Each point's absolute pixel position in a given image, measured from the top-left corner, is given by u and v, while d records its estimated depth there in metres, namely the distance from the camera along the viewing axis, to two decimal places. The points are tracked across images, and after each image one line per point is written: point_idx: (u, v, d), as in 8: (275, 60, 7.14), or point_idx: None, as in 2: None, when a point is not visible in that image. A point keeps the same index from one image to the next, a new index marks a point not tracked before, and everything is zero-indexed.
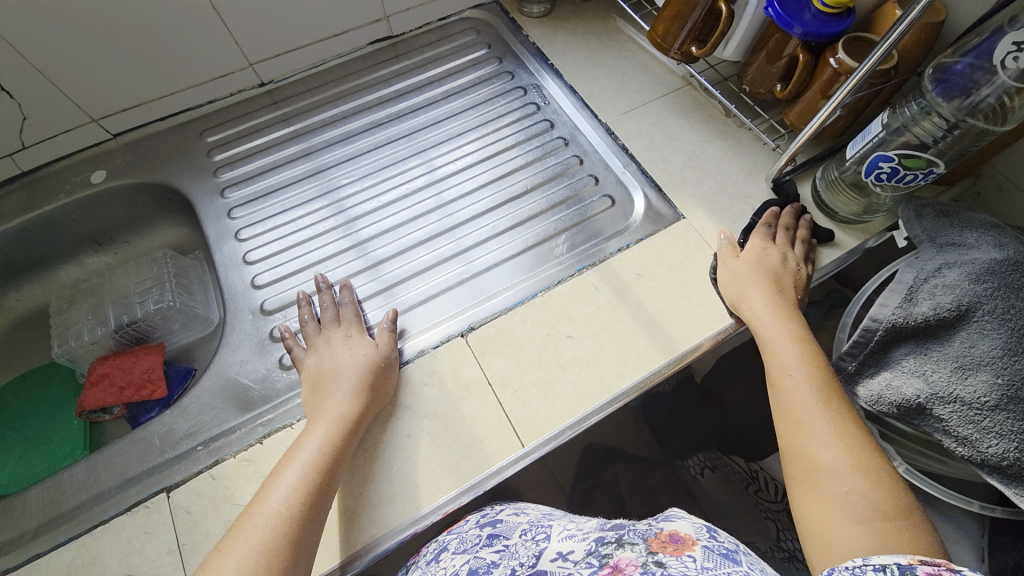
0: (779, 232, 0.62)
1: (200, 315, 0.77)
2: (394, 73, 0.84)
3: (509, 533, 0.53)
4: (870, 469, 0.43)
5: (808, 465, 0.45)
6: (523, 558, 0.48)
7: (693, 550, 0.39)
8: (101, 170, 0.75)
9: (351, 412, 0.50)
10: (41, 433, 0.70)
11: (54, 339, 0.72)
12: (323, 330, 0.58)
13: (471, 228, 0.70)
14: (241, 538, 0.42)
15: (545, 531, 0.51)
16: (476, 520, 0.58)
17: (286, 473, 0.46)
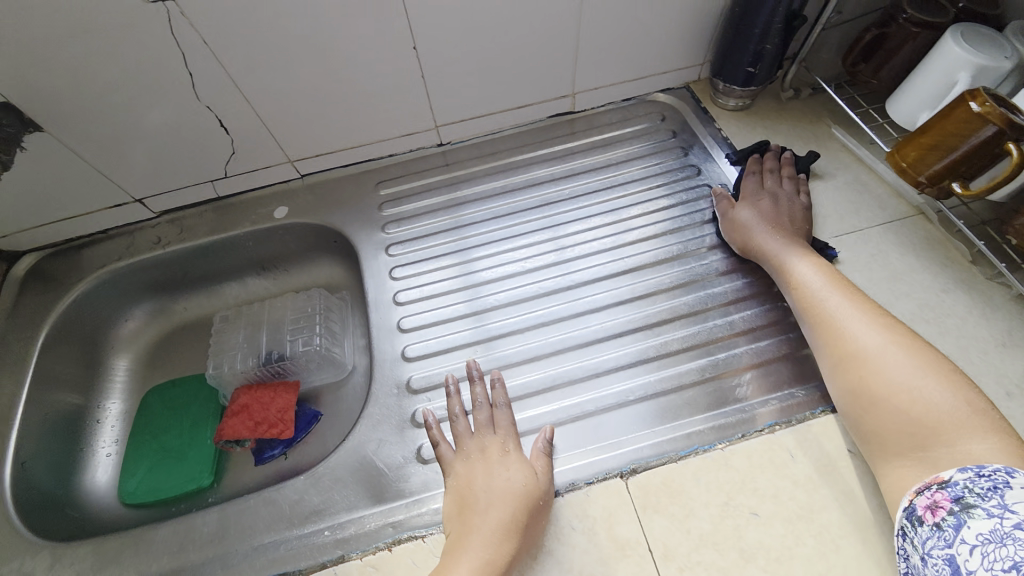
0: (767, 176, 0.69)
1: (338, 361, 0.77)
2: (569, 149, 0.81)
3: None
4: (939, 376, 0.46)
5: (890, 426, 0.46)
6: None
7: None
8: (284, 207, 0.78)
9: (499, 557, 0.44)
10: (176, 448, 0.72)
11: (211, 359, 0.75)
12: (477, 435, 0.54)
13: (639, 342, 0.62)
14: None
15: None
16: None
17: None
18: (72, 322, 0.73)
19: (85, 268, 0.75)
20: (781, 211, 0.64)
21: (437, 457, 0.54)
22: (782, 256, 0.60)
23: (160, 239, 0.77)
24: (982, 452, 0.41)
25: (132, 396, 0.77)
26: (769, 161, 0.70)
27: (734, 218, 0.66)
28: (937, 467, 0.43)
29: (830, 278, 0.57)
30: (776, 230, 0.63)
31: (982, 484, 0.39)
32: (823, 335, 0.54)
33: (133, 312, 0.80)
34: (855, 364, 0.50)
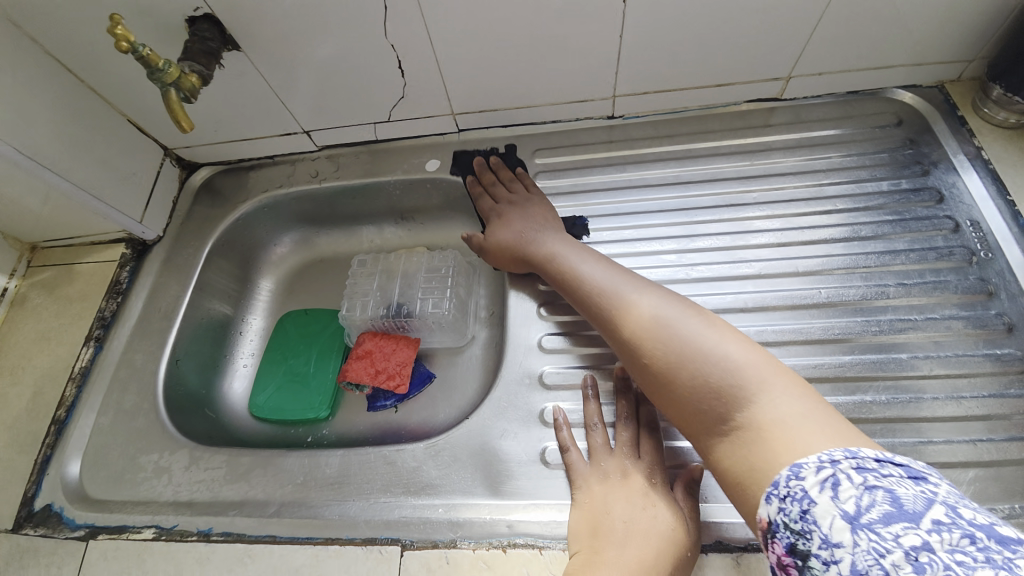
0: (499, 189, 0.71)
1: (459, 327, 0.75)
2: (760, 144, 0.69)
3: None
4: (783, 372, 0.41)
5: (690, 392, 0.44)
6: None
7: None
8: (437, 160, 0.76)
9: None
10: (302, 375, 0.75)
11: (346, 299, 0.76)
12: (616, 453, 0.48)
13: (827, 397, 0.51)
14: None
15: None
16: None
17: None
18: (231, 238, 0.78)
19: (251, 190, 0.80)
20: (529, 215, 0.66)
21: (563, 463, 0.50)
22: (625, 297, 0.52)
23: (316, 173, 0.79)
24: (784, 410, 0.38)
25: (270, 316, 0.82)
26: (488, 176, 0.73)
27: (492, 241, 0.65)
28: (740, 439, 0.39)
29: (615, 271, 0.56)
30: (629, 276, 0.56)
31: (795, 516, 0.32)
32: (605, 318, 0.54)
33: (281, 238, 0.84)
34: (648, 348, 0.48)
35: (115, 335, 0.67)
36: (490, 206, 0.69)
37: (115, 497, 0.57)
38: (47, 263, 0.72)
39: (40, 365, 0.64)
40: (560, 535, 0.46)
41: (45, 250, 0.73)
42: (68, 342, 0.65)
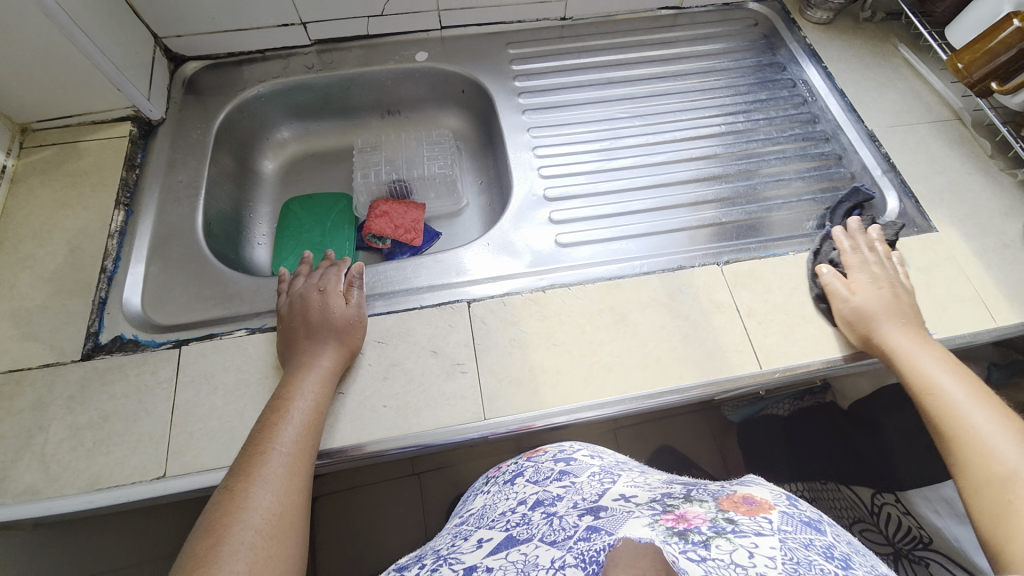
0: (866, 255, 0.65)
1: (455, 192, 0.90)
2: (666, 39, 0.95)
3: (578, 472, 0.68)
4: (1014, 432, 0.50)
5: (990, 472, 0.49)
6: (585, 494, 0.62)
7: (766, 513, 0.50)
8: (424, 52, 0.89)
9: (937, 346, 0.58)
10: (319, 242, 0.85)
11: (359, 168, 0.88)
12: (854, 261, 0.65)
13: (729, 186, 0.81)
14: (263, 483, 0.47)
15: (611, 477, 0.67)
16: (553, 455, 0.74)
17: (284, 440, 0.50)
18: (233, 126, 0.84)
19: (246, 80, 0.85)
20: (891, 294, 0.61)
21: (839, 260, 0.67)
22: (910, 351, 0.57)
23: (311, 66, 0.87)
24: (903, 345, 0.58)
25: (276, 202, 0.89)
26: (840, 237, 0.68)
27: (851, 306, 0.61)
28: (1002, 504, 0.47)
29: (972, 393, 0.54)
30: (905, 325, 0.59)
31: None
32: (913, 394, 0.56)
33: (276, 132, 0.90)
34: (953, 433, 0.52)
35: (145, 200, 0.71)
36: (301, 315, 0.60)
37: (190, 321, 0.63)
38: (43, 143, 0.72)
39: (70, 226, 0.66)
40: (579, 278, 0.67)
41: (35, 132, 0.73)
42: (97, 205, 0.68)
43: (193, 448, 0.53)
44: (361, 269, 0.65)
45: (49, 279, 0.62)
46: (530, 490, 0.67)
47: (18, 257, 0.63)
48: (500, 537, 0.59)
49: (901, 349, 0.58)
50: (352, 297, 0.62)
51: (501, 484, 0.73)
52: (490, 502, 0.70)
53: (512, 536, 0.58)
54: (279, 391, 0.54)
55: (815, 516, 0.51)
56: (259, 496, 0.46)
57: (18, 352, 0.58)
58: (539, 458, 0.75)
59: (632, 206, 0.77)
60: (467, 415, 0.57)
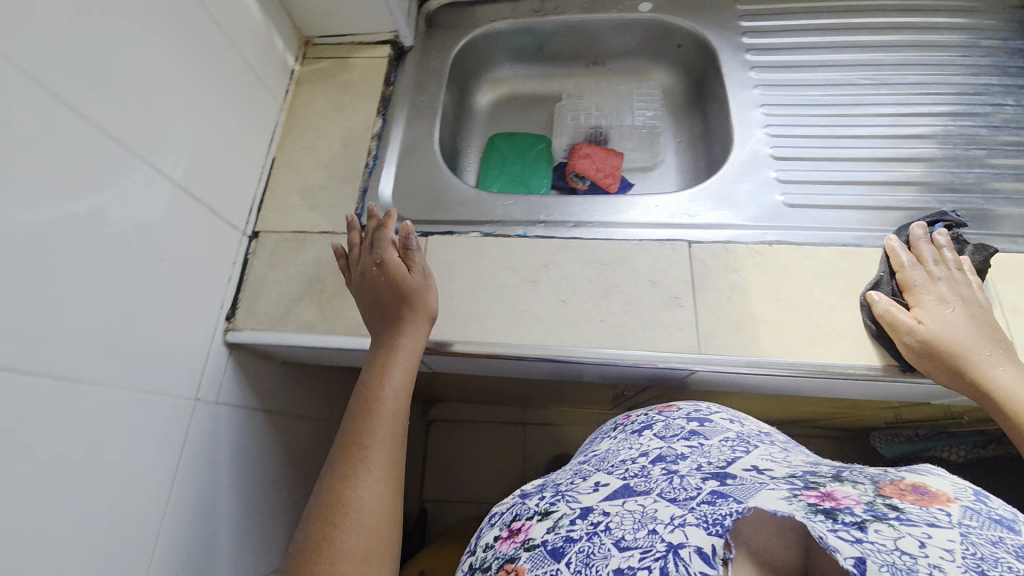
0: (934, 267, 0.58)
1: (653, 147, 0.90)
2: (920, 6, 0.85)
3: (714, 435, 0.48)
4: None
5: None
6: (714, 459, 0.44)
7: (947, 506, 0.33)
8: (649, 2, 0.88)
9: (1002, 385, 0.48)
10: (518, 175, 0.90)
11: (565, 110, 0.95)
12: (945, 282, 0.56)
13: (990, 171, 0.71)
14: (368, 470, 0.48)
15: (746, 446, 0.46)
16: (685, 410, 0.53)
17: (379, 439, 0.49)
18: (462, 61, 0.91)
19: (478, 19, 0.91)
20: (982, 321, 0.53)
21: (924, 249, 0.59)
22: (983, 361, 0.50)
23: (540, 10, 0.90)
24: (1007, 377, 0.49)
25: (482, 135, 0.96)
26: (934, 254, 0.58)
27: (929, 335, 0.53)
28: None
29: None
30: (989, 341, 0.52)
31: None
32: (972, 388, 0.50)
33: (491, 71, 0.96)
34: None
35: (396, 113, 0.80)
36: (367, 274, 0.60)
37: (431, 218, 0.71)
38: (321, 57, 0.83)
39: (340, 126, 0.77)
40: (805, 239, 0.64)
41: (315, 47, 0.85)
42: (362, 112, 0.78)
43: (436, 321, 0.62)
44: (411, 228, 0.60)
45: (326, 166, 0.74)
46: (653, 445, 0.48)
47: (303, 145, 0.76)
48: (616, 485, 0.44)
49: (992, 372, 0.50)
50: (415, 263, 0.60)
51: (620, 436, 0.54)
52: (614, 448, 0.52)
53: (628, 487, 0.43)
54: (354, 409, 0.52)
55: (1016, 518, 0.33)
56: (364, 483, 0.47)
57: (304, 219, 0.70)
58: (669, 412, 0.54)
59: (866, 177, 0.71)
60: (682, 345, 0.58)
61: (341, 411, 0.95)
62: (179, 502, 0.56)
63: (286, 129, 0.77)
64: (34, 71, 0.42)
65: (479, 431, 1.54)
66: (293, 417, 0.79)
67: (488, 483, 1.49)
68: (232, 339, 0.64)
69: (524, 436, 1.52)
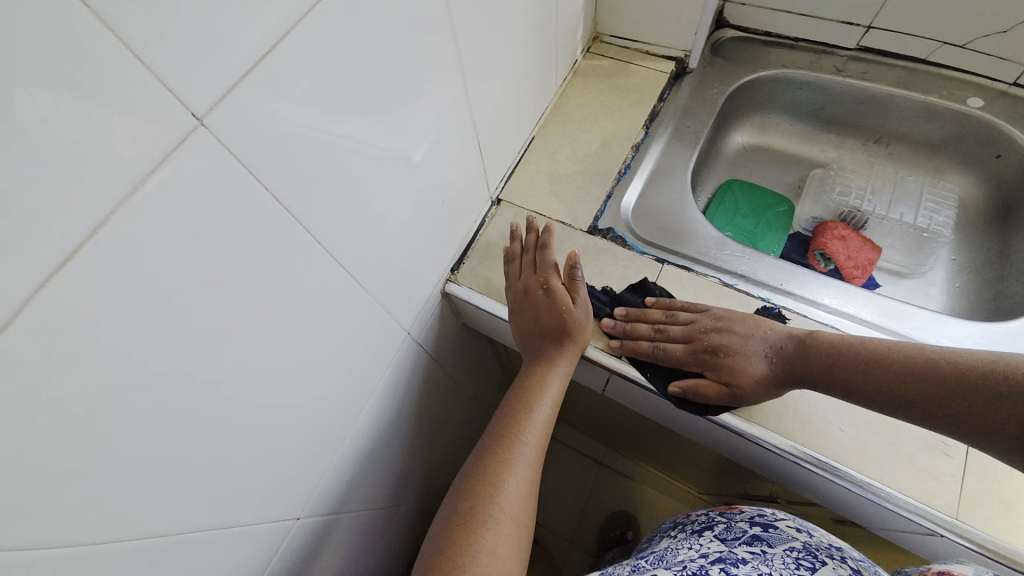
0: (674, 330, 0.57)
1: (925, 258, 0.77)
2: None
3: (777, 540, 0.54)
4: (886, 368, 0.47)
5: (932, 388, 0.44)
6: (773, 565, 0.49)
7: None
8: (979, 99, 0.77)
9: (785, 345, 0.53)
10: (748, 231, 0.84)
11: (830, 184, 0.85)
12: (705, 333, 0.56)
13: None
14: (516, 475, 0.52)
15: (810, 556, 0.50)
16: (749, 516, 0.60)
17: (527, 453, 0.53)
18: (735, 98, 0.86)
19: (768, 61, 0.86)
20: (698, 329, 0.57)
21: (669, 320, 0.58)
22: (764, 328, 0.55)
23: (843, 69, 0.83)
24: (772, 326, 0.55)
25: (720, 177, 0.90)
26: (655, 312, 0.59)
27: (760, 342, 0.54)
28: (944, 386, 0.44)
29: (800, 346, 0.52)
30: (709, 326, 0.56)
31: None
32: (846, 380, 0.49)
33: (755, 116, 0.90)
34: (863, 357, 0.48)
35: (659, 130, 0.78)
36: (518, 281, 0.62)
37: (676, 246, 0.68)
38: (604, 54, 0.85)
39: (605, 125, 0.77)
40: None
41: (602, 43, 0.86)
42: (629, 119, 0.77)
43: None
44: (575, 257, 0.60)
45: (581, 159, 0.74)
46: (713, 546, 0.55)
47: (564, 133, 0.77)
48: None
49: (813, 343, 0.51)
50: (579, 296, 0.59)
51: (684, 537, 0.61)
52: (674, 549, 0.59)
53: None
54: (513, 414, 0.57)
55: None
56: (512, 485, 0.51)
57: (545, 204, 0.71)
58: (732, 515, 0.62)
59: None
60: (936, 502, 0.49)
61: (475, 386, 0.96)
62: (365, 421, 0.59)
63: (552, 113, 0.79)
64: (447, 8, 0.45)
65: (558, 453, 1.50)
66: (450, 378, 0.81)
67: (550, 507, 1.44)
68: (449, 290, 0.66)
69: (600, 479, 1.45)
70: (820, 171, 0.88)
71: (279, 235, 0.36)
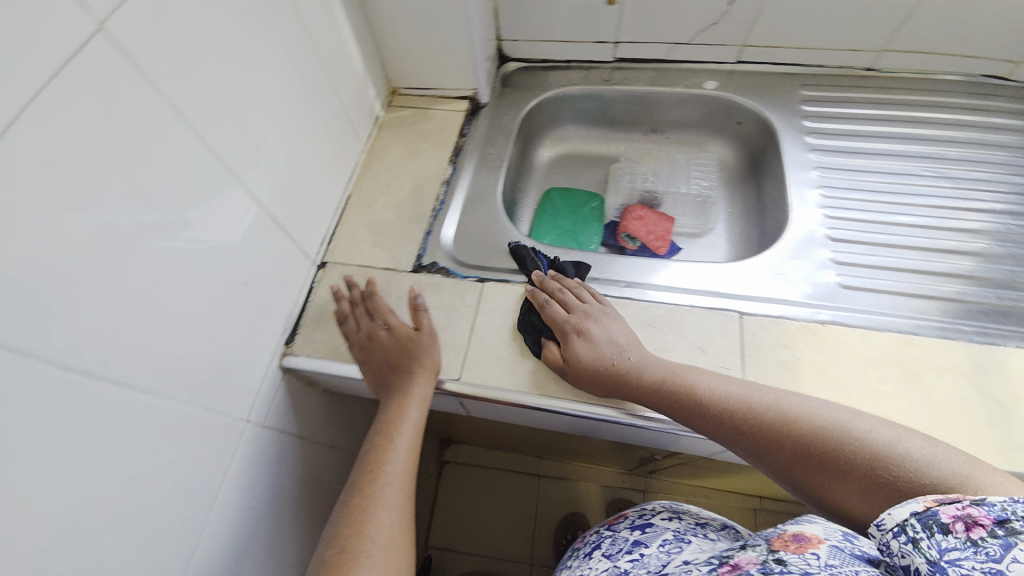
0: (359, 311, 0.67)
1: (702, 219, 0.93)
2: (985, 106, 0.87)
3: (649, 542, 0.63)
4: (745, 396, 0.54)
5: (808, 445, 0.49)
6: (652, 565, 0.59)
7: (816, 548, 0.41)
8: (714, 81, 0.93)
9: (676, 384, 0.56)
10: (570, 230, 0.94)
11: (621, 176, 1.00)
12: (367, 316, 0.67)
13: None
14: (384, 506, 0.52)
15: (678, 547, 0.61)
16: (629, 522, 0.69)
17: (393, 483, 0.54)
18: (531, 117, 0.97)
19: (550, 83, 0.98)
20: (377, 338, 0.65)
21: (377, 311, 0.66)
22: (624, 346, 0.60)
23: (609, 78, 0.97)
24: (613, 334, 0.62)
25: (540, 187, 1.01)
26: (355, 291, 0.68)
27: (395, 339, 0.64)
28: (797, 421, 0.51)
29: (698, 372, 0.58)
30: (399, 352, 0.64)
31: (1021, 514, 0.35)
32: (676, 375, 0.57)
33: (558, 128, 1.03)
34: (782, 422, 0.51)
35: (466, 163, 0.86)
36: (364, 325, 0.65)
37: (495, 263, 0.75)
38: (405, 105, 0.92)
39: (415, 169, 0.83)
40: (867, 323, 0.63)
41: (401, 96, 0.93)
42: (435, 158, 0.85)
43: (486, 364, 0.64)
44: (416, 291, 0.66)
45: (397, 206, 0.79)
46: (601, 565, 0.63)
47: (378, 186, 0.82)
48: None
49: (637, 360, 0.59)
50: (423, 324, 0.65)
51: (576, 562, 0.69)
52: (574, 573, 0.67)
53: None
54: (376, 448, 0.57)
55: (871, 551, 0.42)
56: (381, 518, 0.51)
57: (370, 254, 0.75)
58: (615, 527, 0.70)
59: (931, 266, 0.71)
60: None
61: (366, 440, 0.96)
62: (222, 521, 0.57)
63: (363, 169, 0.84)
64: (181, 111, 0.47)
65: (493, 477, 1.51)
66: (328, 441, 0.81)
67: (500, 531, 1.45)
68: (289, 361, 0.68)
69: (540, 487, 1.49)
70: (616, 165, 1.02)
71: (15, 378, 0.35)
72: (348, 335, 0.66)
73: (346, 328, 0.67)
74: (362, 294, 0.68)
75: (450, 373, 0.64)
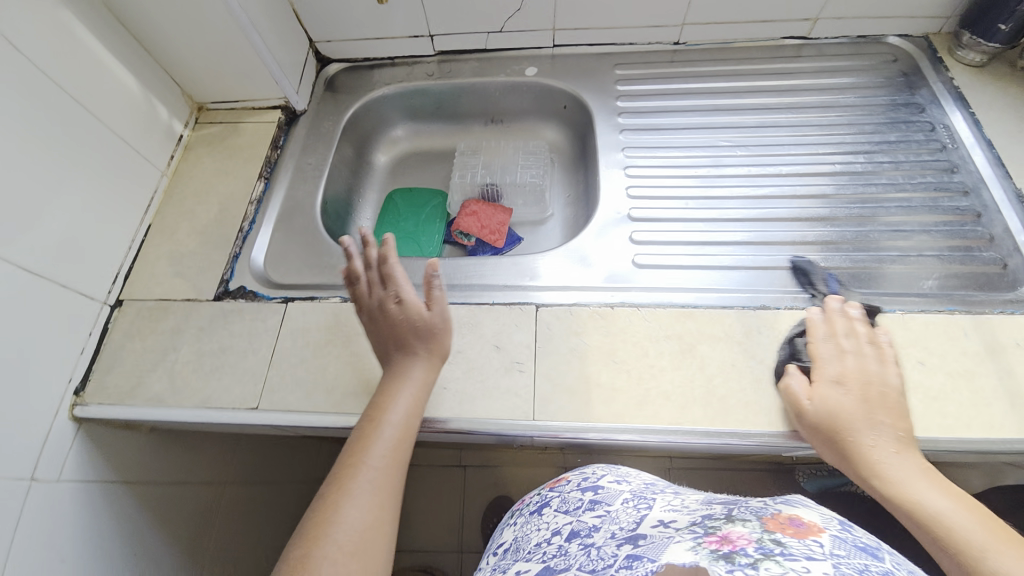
0: (376, 288, 0.59)
1: (539, 206, 0.94)
2: (786, 70, 0.91)
3: (611, 500, 0.53)
4: (922, 468, 0.48)
5: (919, 497, 0.45)
6: (622, 524, 0.48)
7: (819, 535, 0.37)
8: (534, 68, 0.93)
9: (872, 458, 0.49)
10: (411, 232, 0.93)
11: (456, 168, 0.98)
12: (381, 268, 0.59)
13: (829, 227, 0.76)
14: (354, 502, 0.47)
15: (646, 502, 0.51)
16: (579, 482, 0.58)
17: (360, 488, 0.47)
18: (358, 119, 0.94)
19: (375, 83, 0.95)
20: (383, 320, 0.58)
21: (393, 289, 0.58)
22: (859, 423, 0.51)
23: (433, 72, 0.95)
24: (873, 438, 0.50)
25: (382, 189, 0.99)
26: (370, 253, 0.60)
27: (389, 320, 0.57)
28: (921, 470, 0.47)
29: (900, 445, 0.49)
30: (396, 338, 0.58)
31: None
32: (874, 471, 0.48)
33: (394, 127, 1.01)
34: (885, 475, 0.48)
35: (279, 177, 0.82)
36: (376, 291, 0.59)
37: (303, 280, 0.74)
38: (213, 121, 0.87)
39: (222, 189, 0.79)
40: (652, 301, 0.67)
41: (209, 111, 0.88)
42: (244, 175, 0.81)
43: (284, 390, 0.63)
44: (434, 266, 0.58)
45: (200, 232, 0.76)
46: (560, 521, 0.53)
47: (182, 211, 0.78)
48: (539, 569, 0.47)
49: (824, 403, 0.53)
50: (436, 303, 0.58)
51: (523, 517, 0.58)
52: (521, 534, 0.55)
53: (548, 568, 0.46)
54: (362, 450, 0.50)
55: (876, 545, 0.38)
56: (347, 520, 0.45)
57: (169, 286, 0.71)
58: (562, 487, 0.59)
59: (725, 235, 0.75)
60: (518, 412, 0.60)
61: (235, 468, 0.94)
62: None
63: (167, 194, 0.79)
64: None
65: (416, 475, 1.50)
66: (167, 482, 0.78)
67: (425, 528, 1.45)
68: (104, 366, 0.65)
69: (466, 479, 1.49)
70: (456, 159, 1.01)
71: None
72: (361, 303, 0.60)
73: (353, 266, 0.60)
74: (369, 248, 0.60)
75: (248, 403, 0.63)
